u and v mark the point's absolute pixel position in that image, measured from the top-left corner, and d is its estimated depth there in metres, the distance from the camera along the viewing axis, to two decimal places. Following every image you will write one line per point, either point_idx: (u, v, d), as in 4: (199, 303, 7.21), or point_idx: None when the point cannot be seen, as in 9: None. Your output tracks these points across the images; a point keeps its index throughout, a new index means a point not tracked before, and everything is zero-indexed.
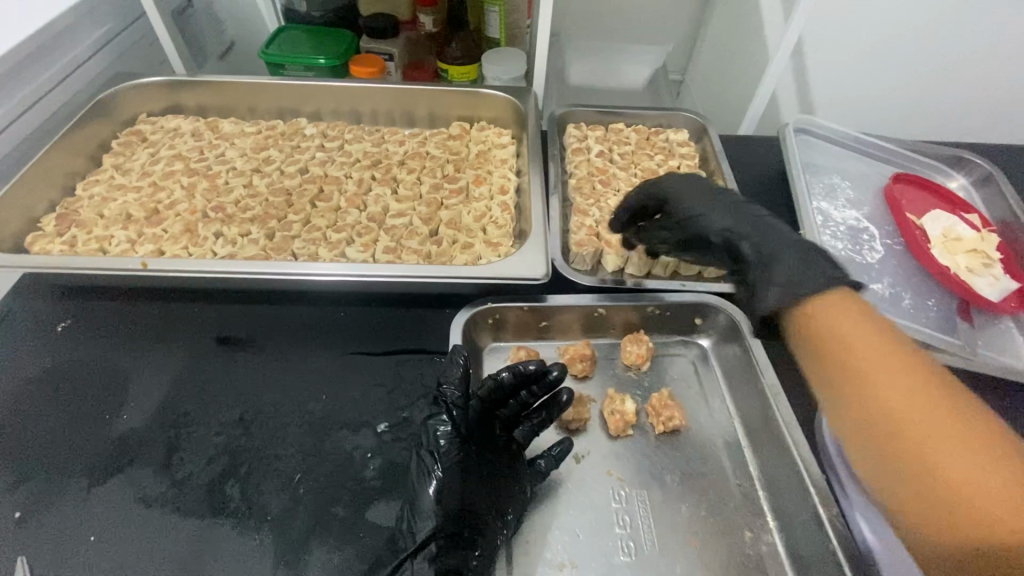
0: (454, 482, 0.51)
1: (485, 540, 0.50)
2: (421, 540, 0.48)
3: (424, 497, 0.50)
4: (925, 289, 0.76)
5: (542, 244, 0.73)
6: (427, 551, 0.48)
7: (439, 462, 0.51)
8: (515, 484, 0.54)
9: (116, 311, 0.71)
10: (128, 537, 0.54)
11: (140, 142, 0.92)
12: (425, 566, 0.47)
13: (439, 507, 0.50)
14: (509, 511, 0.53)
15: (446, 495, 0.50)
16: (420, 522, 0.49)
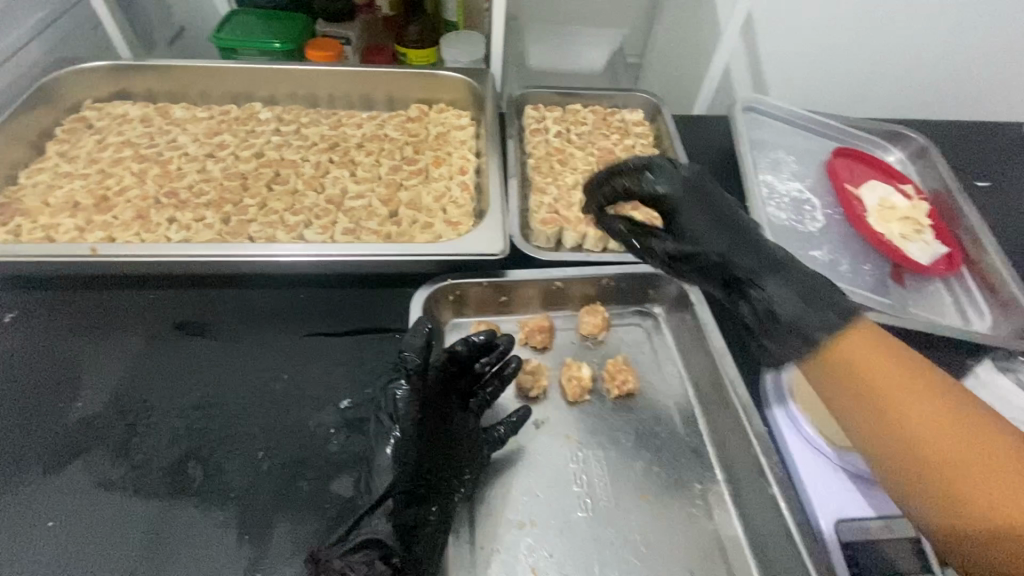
0: (413, 441, 0.53)
1: (441, 497, 0.54)
2: (381, 495, 0.49)
3: (381, 457, 0.51)
4: (863, 255, 0.80)
5: (499, 220, 0.74)
6: (386, 506, 0.49)
7: (397, 424, 0.52)
8: (471, 447, 0.57)
9: (67, 300, 0.69)
10: (86, 520, 0.53)
11: (86, 129, 0.89)
12: (385, 519, 0.48)
13: (398, 464, 0.51)
14: (466, 471, 0.56)
15: (406, 452, 0.52)
16: (380, 479, 0.50)
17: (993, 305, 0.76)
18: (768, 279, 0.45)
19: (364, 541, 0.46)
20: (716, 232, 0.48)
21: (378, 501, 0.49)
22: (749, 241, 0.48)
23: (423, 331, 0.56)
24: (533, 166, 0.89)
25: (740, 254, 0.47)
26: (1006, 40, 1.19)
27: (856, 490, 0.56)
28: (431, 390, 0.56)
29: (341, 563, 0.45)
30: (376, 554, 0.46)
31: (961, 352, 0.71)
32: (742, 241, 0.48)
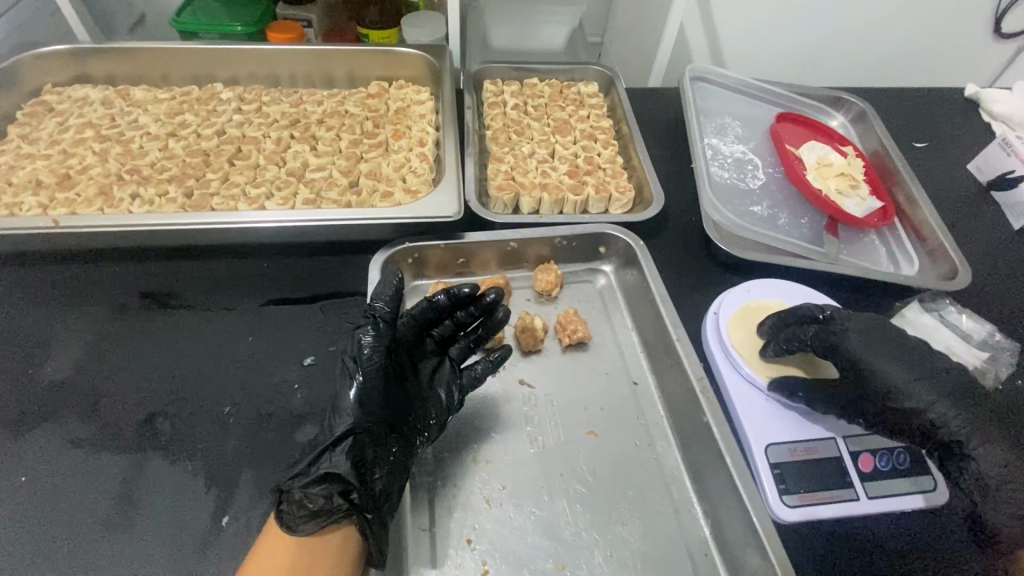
0: (376, 388, 0.54)
1: (402, 440, 0.55)
2: (341, 433, 0.51)
3: (345, 397, 0.54)
4: (800, 209, 0.85)
5: (454, 187, 0.78)
6: (344, 446, 0.51)
7: (360, 368, 0.54)
8: (443, 393, 0.60)
9: (32, 274, 0.71)
10: (58, 474, 0.56)
11: (47, 113, 0.90)
12: (343, 457, 0.50)
13: (358, 407, 0.53)
14: (431, 417, 0.58)
15: (368, 398, 0.54)
16: (342, 420, 0.53)
17: (921, 252, 0.82)
18: (926, 410, 0.50)
19: (323, 476, 0.48)
20: (893, 361, 0.53)
21: (340, 439, 0.51)
22: (892, 365, 0.53)
23: (395, 284, 0.58)
24: (490, 137, 0.92)
25: (913, 386, 0.51)
26: (943, 10, 1.25)
27: (787, 416, 0.61)
28: (405, 342, 0.59)
29: (300, 495, 0.48)
30: (332, 489, 0.48)
31: (892, 295, 0.76)
32: (911, 382, 0.52)
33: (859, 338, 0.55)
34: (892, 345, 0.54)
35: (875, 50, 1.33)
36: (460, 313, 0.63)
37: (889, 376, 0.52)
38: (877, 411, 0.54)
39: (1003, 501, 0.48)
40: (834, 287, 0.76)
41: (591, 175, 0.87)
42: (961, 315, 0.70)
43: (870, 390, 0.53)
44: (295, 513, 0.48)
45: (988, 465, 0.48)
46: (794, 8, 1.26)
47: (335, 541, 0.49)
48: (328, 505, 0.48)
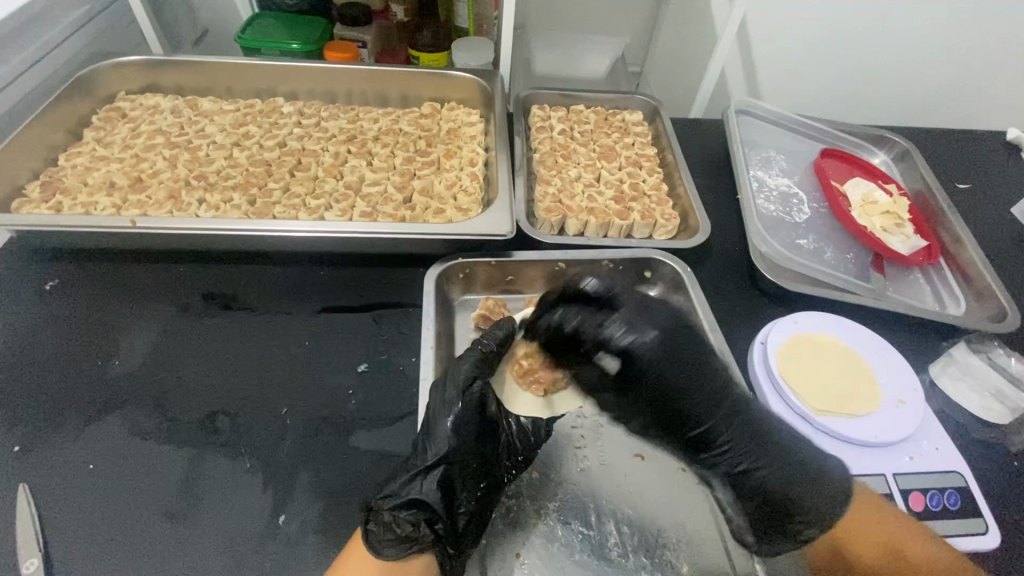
0: (471, 415, 0.54)
1: (486, 472, 0.54)
2: (435, 461, 0.50)
3: (440, 424, 0.52)
4: (845, 245, 0.86)
5: (507, 206, 0.81)
6: (437, 474, 0.50)
7: (462, 397, 0.54)
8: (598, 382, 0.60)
9: (104, 271, 0.74)
10: (125, 464, 0.58)
11: (120, 118, 0.95)
12: (434, 485, 0.49)
13: (455, 434, 0.52)
14: (521, 454, 0.58)
15: (464, 425, 0.53)
16: (436, 447, 0.51)
17: (968, 292, 0.81)
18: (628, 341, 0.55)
19: (412, 502, 0.48)
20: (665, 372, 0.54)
21: (434, 466, 0.50)
22: (720, 394, 0.53)
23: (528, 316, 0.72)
24: (538, 160, 0.95)
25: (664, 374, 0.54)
26: (985, 52, 1.26)
27: (836, 450, 0.61)
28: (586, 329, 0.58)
29: (389, 519, 0.47)
30: (423, 517, 0.48)
31: (937, 333, 0.76)
32: (720, 418, 0.53)
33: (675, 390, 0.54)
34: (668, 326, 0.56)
35: (914, 90, 1.35)
36: (641, 330, 0.55)
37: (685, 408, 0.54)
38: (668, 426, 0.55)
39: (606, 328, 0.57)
40: (880, 322, 0.76)
41: (636, 201, 0.89)
42: (1010, 358, 0.68)
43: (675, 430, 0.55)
44: (381, 534, 0.47)
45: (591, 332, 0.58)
46: (834, 48, 1.29)
47: (418, 567, 0.50)
48: (415, 532, 0.48)
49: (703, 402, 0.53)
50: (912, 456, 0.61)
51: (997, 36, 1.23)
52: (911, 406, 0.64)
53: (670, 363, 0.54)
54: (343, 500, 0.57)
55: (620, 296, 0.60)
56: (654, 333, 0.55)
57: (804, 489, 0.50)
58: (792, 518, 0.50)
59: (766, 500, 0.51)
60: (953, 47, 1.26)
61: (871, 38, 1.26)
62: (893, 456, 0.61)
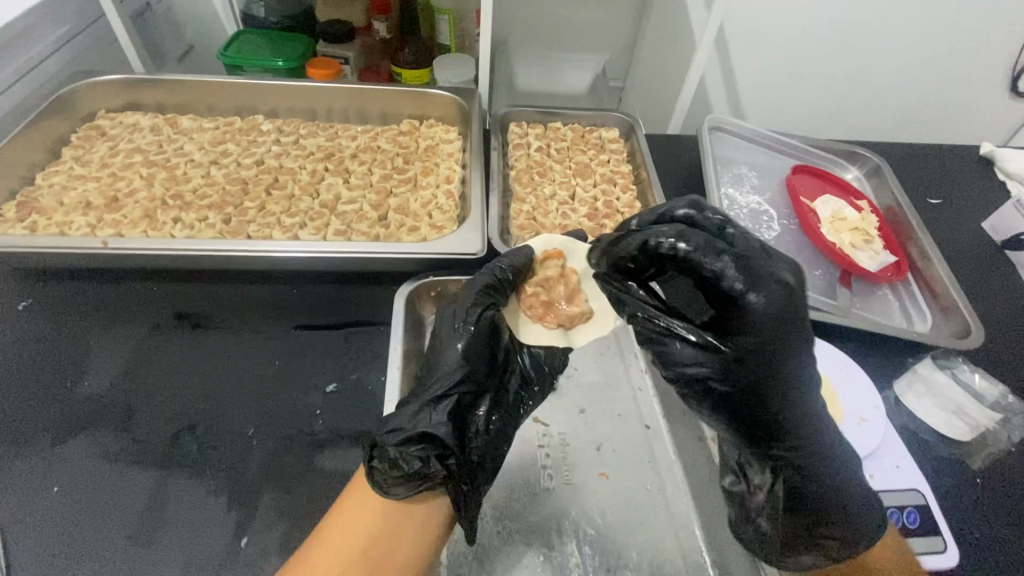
0: (479, 343, 0.54)
1: (493, 401, 0.55)
2: (444, 389, 0.50)
3: (450, 354, 0.52)
4: (814, 262, 0.87)
5: (479, 225, 0.81)
6: (449, 402, 0.50)
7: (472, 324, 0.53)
8: (685, 345, 0.41)
9: (76, 290, 0.75)
10: (89, 486, 0.58)
11: (99, 137, 0.96)
12: (443, 416, 0.49)
13: (463, 359, 0.52)
14: (532, 389, 0.58)
15: (473, 352, 0.53)
16: (444, 377, 0.51)
17: (934, 308, 0.83)
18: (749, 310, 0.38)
19: (420, 438, 0.48)
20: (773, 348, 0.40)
21: (441, 397, 0.50)
22: (806, 392, 0.43)
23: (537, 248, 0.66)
24: (514, 177, 0.96)
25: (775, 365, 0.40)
26: (957, 68, 1.29)
27: None
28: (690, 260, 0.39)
29: (395, 455, 0.47)
30: (435, 449, 0.48)
31: (902, 350, 0.77)
32: (795, 415, 0.42)
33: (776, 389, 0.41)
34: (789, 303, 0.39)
35: (889, 105, 1.37)
36: (764, 284, 0.39)
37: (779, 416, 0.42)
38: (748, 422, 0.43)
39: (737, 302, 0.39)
40: (846, 339, 0.77)
41: (610, 218, 0.90)
42: (975, 376, 0.68)
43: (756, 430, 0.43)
44: (387, 474, 0.47)
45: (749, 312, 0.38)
46: (809, 65, 1.32)
47: (430, 510, 0.50)
48: (423, 468, 0.48)
49: (778, 393, 0.41)
50: (873, 475, 0.62)
51: (969, 52, 1.26)
52: (873, 424, 0.64)
53: (781, 342, 0.39)
54: (306, 521, 0.57)
55: (741, 240, 0.41)
56: (785, 302, 0.39)
57: (847, 515, 0.46)
58: (822, 525, 0.47)
59: (800, 515, 0.47)
60: (927, 62, 1.28)
61: (846, 54, 1.28)
62: None
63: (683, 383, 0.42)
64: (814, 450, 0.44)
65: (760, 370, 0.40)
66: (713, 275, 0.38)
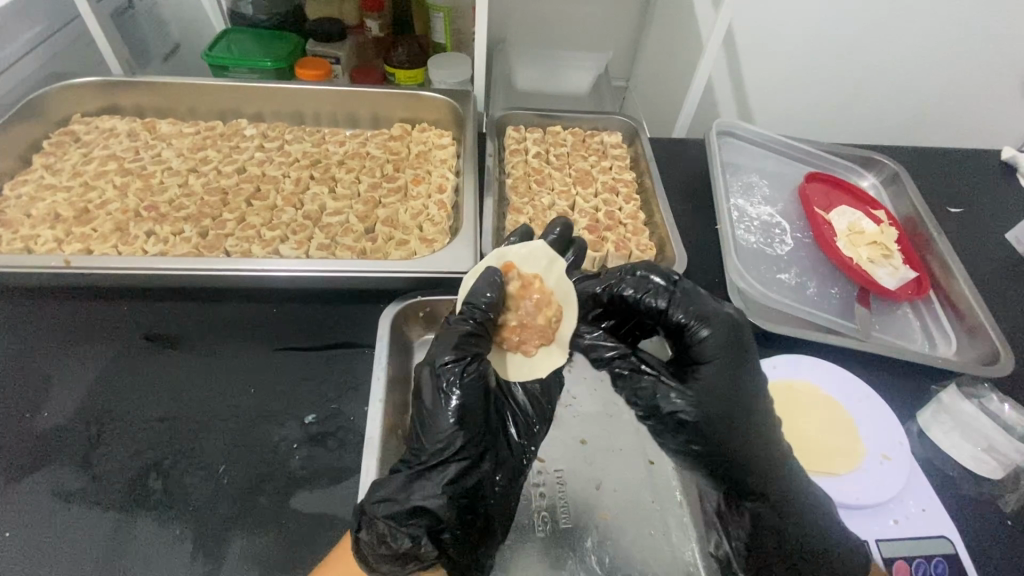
0: (476, 403, 0.47)
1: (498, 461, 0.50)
2: (442, 460, 0.46)
3: (441, 416, 0.46)
4: (829, 278, 0.82)
5: (471, 240, 0.76)
6: (447, 472, 0.46)
7: (458, 380, 0.47)
8: (645, 389, 0.52)
9: (38, 310, 0.70)
10: (43, 531, 0.53)
11: (73, 143, 0.91)
12: (440, 490, 0.45)
13: (459, 424, 0.46)
14: (529, 432, 0.54)
15: (469, 414, 0.47)
16: (440, 442, 0.46)
17: (959, 329, 0.77)
18: (707, 343, 0.51)
19: (413, 512, 0.45)
20: (730, 379, 0.51)
21: (435, 469, 0.46)
22: (765, 438, 0.51)
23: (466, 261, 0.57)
24: (510, 186, 0.91)
25: (712, 407, 0.50)
26: (978, 67, 1.22)
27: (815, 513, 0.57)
28: (669, 318, 0.54)
29: (383, 532, 0.44)
30: (431, 527, 0.45)
31: (925, 376, 0.72)
32: (751, 458, 0.50)
33: (723, 425, 0.50)
34: (734, 334, 0.52)
35: (906, 107, 1.31)
36: (712, 322, 0.52)
37: (742, 455, 0.50)
38: (706, 463, 0.51)
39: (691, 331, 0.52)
40: (864, 364, 0.72)
41: (611, 231, 0.85)
42: (1005, 405, 0.63)
43: (721, 471, 0.51)
44: (375, 546, 0.45)
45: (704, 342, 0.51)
46: (824, 64, 1.25)
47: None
48: (415, 547, 0.45)
49: (717, 432, 0.50)
50: (897, 519, 0.57)
51: (991, 51, 1.19)
52: (896, 462, 0.59)
53: (732, 365, 0.51)
54: (278, 571, 0.52)
55: (677, 284, 0.54)
56: (729, 335, 0.52)
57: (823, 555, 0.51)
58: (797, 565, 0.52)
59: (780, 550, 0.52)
60: (946, 61, 1.22)
61: (862, 53, 1.22)
62: (876, 518, 0.57)
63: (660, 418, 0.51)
64: (776, 494, 0.51)
65: (721, 414, 0.50)
66: (680, 324, 0.53)
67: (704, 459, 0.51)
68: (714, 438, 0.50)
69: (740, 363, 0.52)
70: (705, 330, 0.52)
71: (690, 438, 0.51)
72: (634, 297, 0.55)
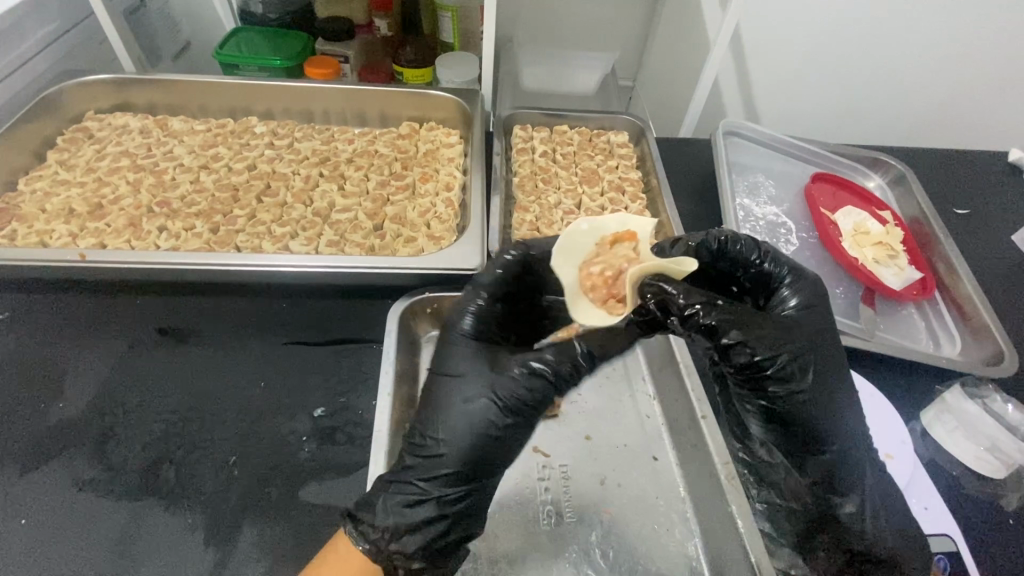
0: (481, 435, 0.48)
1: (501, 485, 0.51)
2: (432, 470, 0.48)
3: (440, 419, 0.50)
4: (834, 278, 0.82)
5: (479, 238, 0.77)
6: (437, 482, 0.48)
7: (461, 384, 0.50)
8: (766, 338, 0.47)
9: (52, 304, 0.71)
10: (58, 519, 0.55)
11: (86, 139, 0.92)
12: (429, 501, 0.48)
13: (450, 438, 0.48)
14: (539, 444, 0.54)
15: (466, 422, 0.49)
16: (435, 449, 0.49)
17: (964, 329, 0.77)
18: (790, 301, 0.54)
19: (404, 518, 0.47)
20: (817, 335, 0.51)
21: (427, 478, 0.48)
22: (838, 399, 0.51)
23: (511, 258, 0.58)
24: (517, 184, 0.91)
25: (804, 357, 0.48)
26: (988, 69, 1.22)
27: None
28: (760, 266, 0.56)
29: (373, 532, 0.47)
30: (436, 540, 0.48)
31: (929, 375, 0.72)
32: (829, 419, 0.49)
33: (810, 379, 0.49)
34: (821, 288, 0.55)
35: (913, 108, 1.31)
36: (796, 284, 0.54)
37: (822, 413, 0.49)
38: (790, 417, 0.49)
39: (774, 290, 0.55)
40: (869, 364, 0.72)
41: None
42: (1008, 405, 0.63)
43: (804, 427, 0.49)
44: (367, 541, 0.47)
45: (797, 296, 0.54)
46: (832, 65, 1.25)
47: None
48: (404, 553, 0.47)
49: (818, 382, 0.50)
50: None
51: (1001, 53, 1.19)
52: (899, 461, 0.60)
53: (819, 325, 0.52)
54: (287, 560, 0.53)
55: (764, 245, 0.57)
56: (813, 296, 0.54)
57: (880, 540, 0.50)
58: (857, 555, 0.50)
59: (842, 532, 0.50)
60: (955, 62, 1.22)
61: (871, 54, 1.22)
62: None
63: (771, 372, 0.47)
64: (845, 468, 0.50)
65: (820, 360, 0.50)
66: (775, 273, 0.55)
67: (795, 416, 0.49)
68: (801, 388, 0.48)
69: (825, 322, 0.52)
70: (790, 291, 0.54)
71: (775, 386, 0.48)
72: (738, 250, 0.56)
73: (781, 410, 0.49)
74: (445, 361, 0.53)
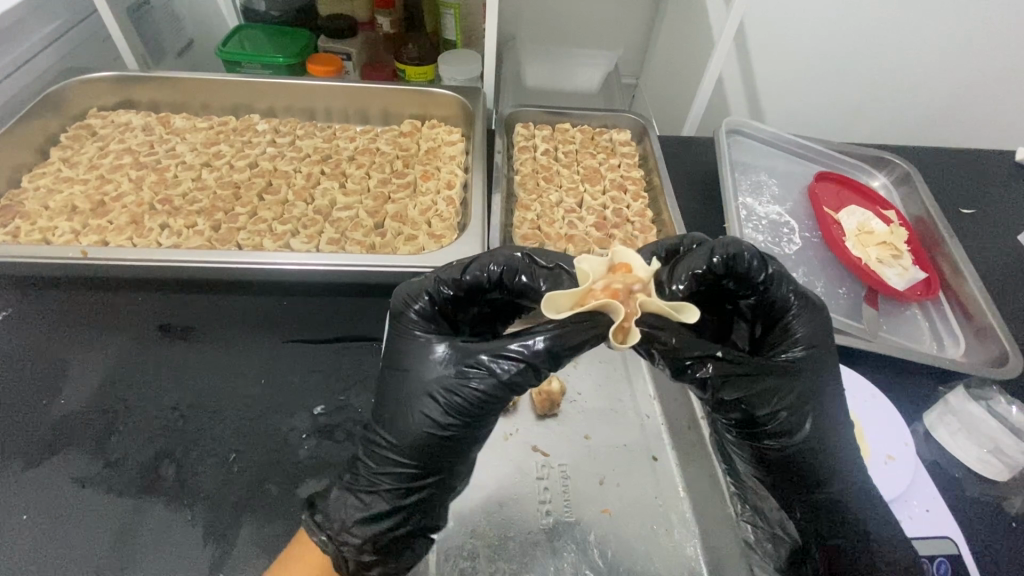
0: (428, 436, 0.47)
1: (451, 481, 0.50)
2: (382, 471, 0.49)
3: (389, 418, 0.49)
4: (837, 278, 0.82)
5: (479, 237, 0.77)
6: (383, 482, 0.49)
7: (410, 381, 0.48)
8: (764, 392, 0.48)
9: (55, 301, 0.71)
10: (59, 516, 0.55)
11: (89, 137, 0.93)
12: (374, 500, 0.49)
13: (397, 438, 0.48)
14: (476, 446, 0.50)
15: (408, 424, 0.47)
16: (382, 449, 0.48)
17: (967, 331, 0.76)
18: (792, 336, 0.52)
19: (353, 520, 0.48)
20: (817, 377, 0.51)
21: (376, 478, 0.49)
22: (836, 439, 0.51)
23: (491, 271, 0.52)
24: (519, 182, 0.91)
25: (798, 405, 0.49)
26: (995, 66, 1.20)
27: None
28: (767, 289, 0.51)
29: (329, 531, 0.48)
30: (390, 532, 0.49)
31: (933, 377, 0.71)
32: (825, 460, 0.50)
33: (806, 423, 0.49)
34: (825, 327, 0.53)
35: (919, 106, 1.29)
36: (801, 317, 0.52)
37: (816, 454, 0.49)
38: (782, 460, 0.50)
39: (774, 315, 0.53)
40: (871, 365, 0.72)
41: (619, 228, 0.86)
42: (1011, 407, 0.62)
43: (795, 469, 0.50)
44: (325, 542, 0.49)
45: (801, 329, 0.52)
46: (837, 64, 1.24)
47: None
48: (353, 552, 0.48)
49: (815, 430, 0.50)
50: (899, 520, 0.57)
51: (1009, 51, 1.18)
52: (900, 463, 0.60)
53: (821, 366, 0.51)
54: None
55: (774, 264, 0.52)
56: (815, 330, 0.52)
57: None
58: None
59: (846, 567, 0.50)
60: (963, 60, 1.20)
61: (878, 51, 1.21)
62: None
63: (766, 423, 0.48)
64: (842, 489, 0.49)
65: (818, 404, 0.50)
66: (784, 301, 0.52)
67: (787, 458, 0.49)
68: (792, 430, 0.49)
69: (828, 361, 0.52)
70: (796, 326, 0.52)
71: (765, 431, 0.49)
72: (747, 268, 0.50)
73: (772, 458, 0.50)
74: (396, 353, 0.51)
